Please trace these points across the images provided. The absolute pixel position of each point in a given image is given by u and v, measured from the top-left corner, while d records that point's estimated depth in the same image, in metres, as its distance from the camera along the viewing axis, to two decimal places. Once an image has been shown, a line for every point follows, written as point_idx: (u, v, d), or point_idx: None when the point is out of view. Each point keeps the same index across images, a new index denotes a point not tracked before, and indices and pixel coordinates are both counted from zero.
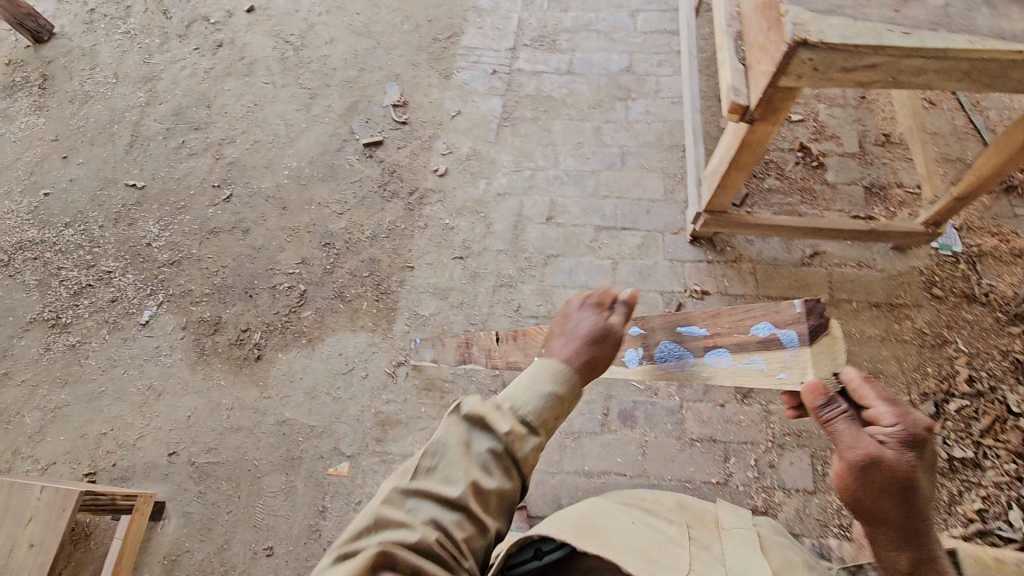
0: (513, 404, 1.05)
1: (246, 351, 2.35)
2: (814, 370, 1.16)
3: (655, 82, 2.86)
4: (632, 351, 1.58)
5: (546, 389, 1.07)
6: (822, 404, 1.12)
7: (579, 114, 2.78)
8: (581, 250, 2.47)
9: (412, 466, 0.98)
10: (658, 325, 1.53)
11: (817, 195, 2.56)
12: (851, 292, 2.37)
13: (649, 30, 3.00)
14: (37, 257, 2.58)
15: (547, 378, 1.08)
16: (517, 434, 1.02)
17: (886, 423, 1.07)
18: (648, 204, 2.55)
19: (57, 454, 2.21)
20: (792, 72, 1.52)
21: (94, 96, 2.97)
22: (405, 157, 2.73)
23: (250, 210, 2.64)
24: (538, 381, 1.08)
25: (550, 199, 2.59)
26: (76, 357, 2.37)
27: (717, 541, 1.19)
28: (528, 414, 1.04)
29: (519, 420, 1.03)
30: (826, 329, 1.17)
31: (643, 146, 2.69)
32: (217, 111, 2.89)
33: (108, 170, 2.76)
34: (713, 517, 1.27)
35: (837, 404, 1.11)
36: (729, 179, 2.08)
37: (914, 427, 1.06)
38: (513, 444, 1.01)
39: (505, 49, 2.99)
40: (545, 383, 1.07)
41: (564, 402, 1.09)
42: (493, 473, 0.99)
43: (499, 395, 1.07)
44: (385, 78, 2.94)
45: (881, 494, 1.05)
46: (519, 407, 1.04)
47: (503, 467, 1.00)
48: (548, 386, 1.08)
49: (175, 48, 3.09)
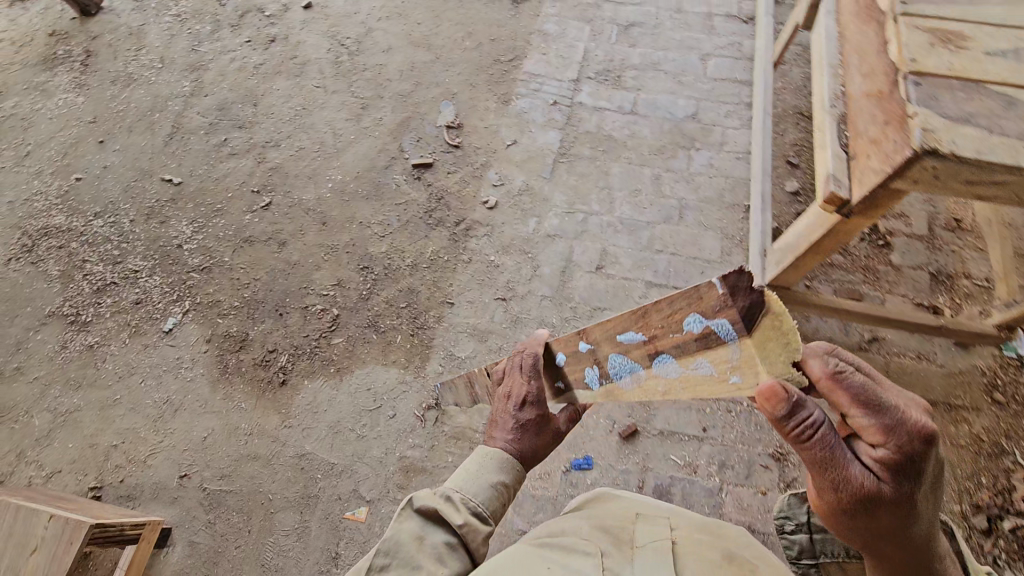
0: (462, 495, 1.15)
1: (271, 373, 2.24)
2: (766, 368, 0.91)
3: (721, 133, 2.73)
4: (590, 371, 1.25)
5: (491, 482, 1.17)
6: (782, 413, 0.89)
7: (640, 159, 2.66)
8: (630, 307, 2.35)
9: (364, 567, 1.06)
10: (599, 337, 1.21)
11: (879, 276, 2.40)
12: (907, 385, 2.20)
13: (720, 76, 2.87)
14: (62, 245, 2.47)
15: (494, 470, 1.19)
16: (470, 525, 1.12)
17: (871, 434, 0.90)
18: (704, 265, 2.43)
19: (62, 462, 2.10)
20: (910, 176, 1.40)
21: (138, 79, 2.85)
22: (454, 183, 2.61)
23: (288, 221, 2.53)
24: (485, 473, 1.18)
25: (601, 247, 2.47)
26: (94, 359, 2.26)
27: (630, 554, 1.09)
28: (476, 506, 1.14)
29: (467, 509, 1.13)
30: (764, 305, 0.91)
31: (703, 201, 2.56)
32: (263, 110, 2.78)
33: (145, 161, 2.65)
34: (630, 529, 1.18)
35: (799, 413, 0.89)
36: (803, 261, 1.94)
37: (914, 441, 0.88)
38: (465, 536, 1.11)
39: (568, 80, 2.87)
40: (490, 472, 1.18)
41: (509, 488, 1.20)
42: (447, 566, 1.07)
43: (449, 487, 1.18)
44: (441, 96, 2.82)
45: (860, 516, 0.94)
46: (468, 497, 1.15)
47: (459, 553, 1.10)
48: (492, 475, 1.19)
49: (226, 38, 2.97)
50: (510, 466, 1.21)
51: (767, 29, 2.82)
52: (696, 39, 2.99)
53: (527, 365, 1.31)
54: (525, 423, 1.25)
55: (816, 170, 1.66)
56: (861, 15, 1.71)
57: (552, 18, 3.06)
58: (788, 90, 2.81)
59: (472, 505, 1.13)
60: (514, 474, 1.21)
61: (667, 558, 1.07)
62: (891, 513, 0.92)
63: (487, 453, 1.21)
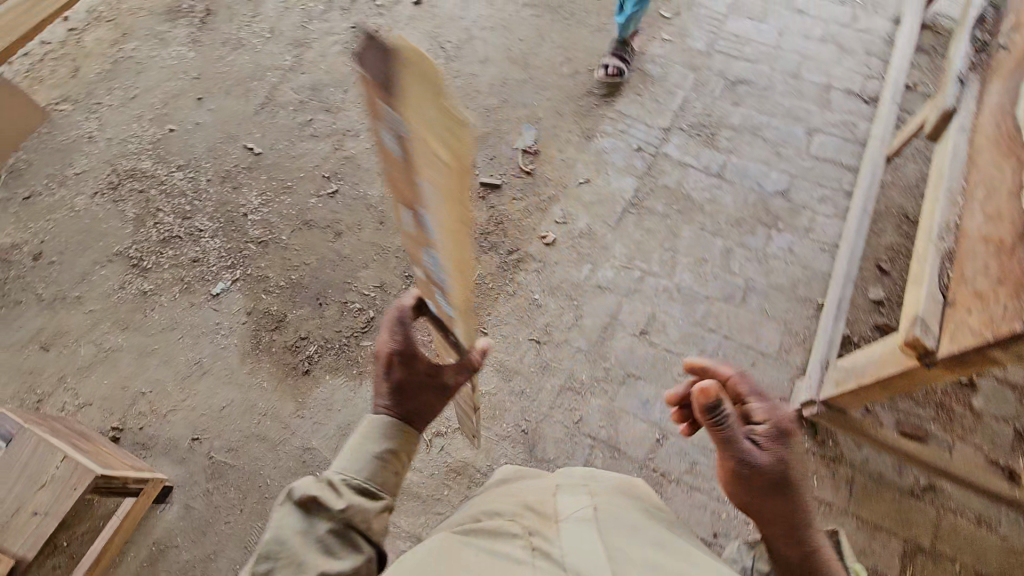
0: (343, 475, 1.12)
1: (298, 360, 2.28)
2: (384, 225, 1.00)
3: (809, 218, 2.53)
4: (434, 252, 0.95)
5: (373, 452, 1.16)
6: (709, 402, 1.11)
7: (714, 227, 2.51)
8: (666, 383, 2.22)
9: None
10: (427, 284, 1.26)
11: (954, 418, 2.14)
12: (956, 548, 1.96)
13: (823, 156, 2.66)
14: (142, 191, 2.60)
15: (377, 439, 1.17)
16: (353, 503, 1.08)
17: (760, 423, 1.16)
18: (756, 357, 2.27)
19: (94, 396, 2.22)
20: (1014, 350, 1.21)
21: (246, 44, 2.97)
22: (517, 211, 2.56)
23: (349, 213, 2.56)
24: (367, 443, 1.16)
25: (651, 311, 2.35)
26: (144, 305, 2.38)
27: (554, 527, 1.01)
28: (359, 482, 1.12)
29: (352, 487, 1.10)
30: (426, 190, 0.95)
31: (772, 287, 2.39)
32: (352, 98, 2.82)
33: (233, 126, 2.75)
34: (551, 502, 1.11)
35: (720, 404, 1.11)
36: (866, 392, 1.76)
37: (789, 430, 1.16)
38: (350, 517, 1.06)
39: (658, 128, 2.75)
40: (372, 442, 1.17)
41: (399, 454, 1.18)
42: (337, 553, 1.03)
43: (326, 476, 1.13)
44: (525, 118, 2.78)
45: (768, 506, 1.08)
46: (348, 476, 1.12)
47: (345, 531, 1.05)
48: (376, 445, 1.17)
49: (335, 20, 3.04)
50: (395, 430, 1.19)
51: (889, 114, 2.55)
52: (806, 110, 2.78)
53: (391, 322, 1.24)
54: (410, 370, 1.22)
55: (904, 306, 1.49)
56: (1000, 142, 1.49)
57: (657, 59, 2.94)
58: (897, 187, 2.57)
59: (353, 483, 1.11)
60: (403, 435, 1.19)
61: (590, 527, 1.00)
62: (793, 502, 1.09)
63: (369, 422, 1.18)
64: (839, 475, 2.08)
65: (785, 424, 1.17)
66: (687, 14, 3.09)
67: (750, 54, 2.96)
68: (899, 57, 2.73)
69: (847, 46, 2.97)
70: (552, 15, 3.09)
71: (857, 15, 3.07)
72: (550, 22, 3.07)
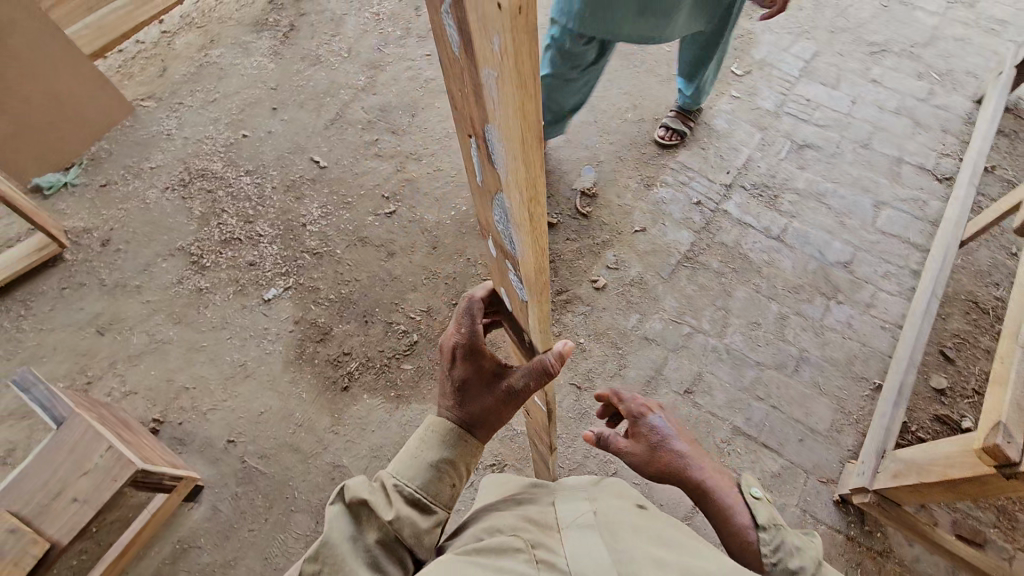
0: (395, 481, 1.09)
1: (338, 374, 2.29)
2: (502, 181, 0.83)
3: (871, 293, 2.45)
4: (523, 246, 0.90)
5: (429, 460, 1.12)
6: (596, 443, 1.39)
7: (770, 291, 2.45)
8: (707, 447, 2.15)
9: None
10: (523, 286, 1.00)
11: (1015, 525, 2.00)
12: None
13: (889, 231, 2.60)
14: (211, 190, 2.69)
15: (435, 447, 1.13)
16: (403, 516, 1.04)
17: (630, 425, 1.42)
18: (804, 432, 2.18)
19: (140, 386, 2.27)
20: None
21: (324, 61, 3.08)
22: (570, 252, 2.55)
23: (404, 235, 2.59)
24: (424, 451, 1.12)
25: (697, 370, 2.29)
26: (198, 302, 2.44)
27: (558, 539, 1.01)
28: (412, 491, 1.08)
29: (403, 497, 1.07)
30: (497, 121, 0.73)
31: (826, 360, 2.31)
32: (419, 123, 2.90)
33: (303, 138, 2.84)
34: (552, 513, 1.09)
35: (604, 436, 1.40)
36: (928, 490, 1.66)
37: (647, 416, 1.41)
38: (400, 528, 1.03)
39: (720, 184, 2.73)
40: (431, 451, 1.12)
41: (455, 468, 1.13)
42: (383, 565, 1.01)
43: (381, 477, 1.11)
44: (586, 160, 2.80)
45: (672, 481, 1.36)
46: (400, 483, 1.09)
47: (396, 544, 1.03)
48: (434, 454, 1.12)
49: (410, 46, 3.14)
50: (452, 435, 1.14)
51: (966, 197, 2.47)
52: (874, 181, 2.73)
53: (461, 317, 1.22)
54: (477, 369, 1.17)
55: (984, 408, 1.41)
56: None
57: (724, 115, 2.94)
58: (966, 271, 2.48)
59: (404, 492, 1.08)
60: (461, 445, 1.14)
61: (593, 535, 1.01)
62: (677, 472, 1.34)
63: (430, 425, 1.15)
64: (885, 569, 1.96)
65: (643, 415, 1.41)
66: (758, 73, 3.09)
67: (819, 119, 2.94)
68: (980, 138, 2.65)
69: (921, 121, 2.91)
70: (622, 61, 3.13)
71: (934, 90, 3.02)
72: (620, 68, 3.10)
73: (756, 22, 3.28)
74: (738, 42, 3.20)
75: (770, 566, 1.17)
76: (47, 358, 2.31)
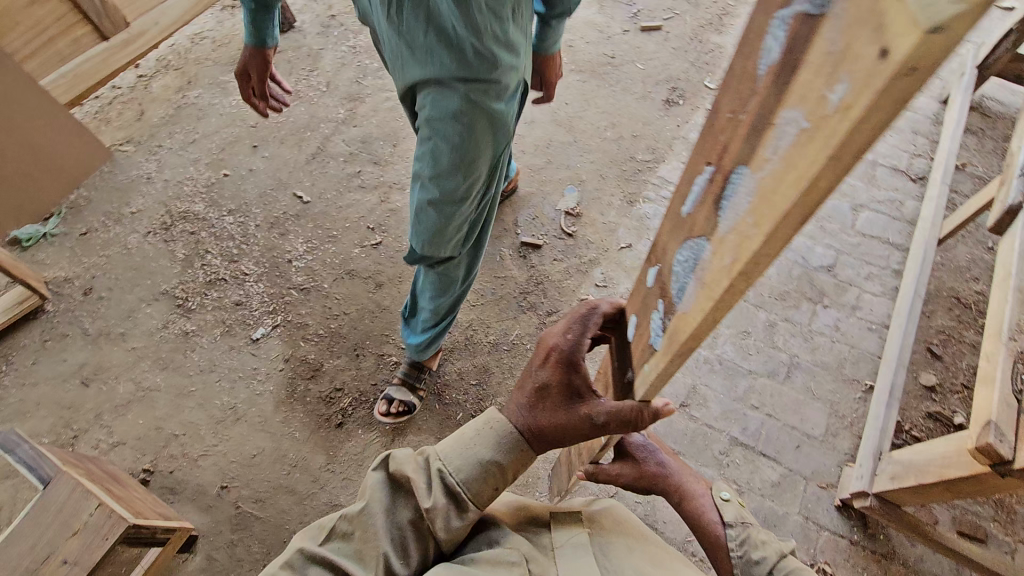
0: (443, 466, 1.06)
1: (331, 411, 2.26)
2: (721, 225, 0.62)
3: (856, 295, 2.49)
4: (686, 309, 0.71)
5: (481, 457, 1.06)
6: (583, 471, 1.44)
7: (757, 299, 2.48)
8: (706, 459, 2.14)
9: (326, 529, 1.01)
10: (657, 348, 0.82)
11: (1014, 518, 2.01)
12: None
13: (869, 233, 2.65)
14: (194, 232, 2.67)
15: (491, 446, 1.07)
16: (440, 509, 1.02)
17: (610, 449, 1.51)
18: (801, 439, 2.18)
19: (128, 436, 2.22)
20: None
21: (303, 97, 3.10)
22: (557, 272, 2.57)
23: (392, 265, 2.59)
24: (479, 445, 1.07)
25: (691, 383, 2.30)
26: (185, 346, 2.40)
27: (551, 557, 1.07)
28: (455, 483, 1.04)
29: (443, 487, 1.04)
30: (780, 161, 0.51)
31: (817, 365, 2.33)
32: (401, 153, 2.92)
33: (285, 173, 2.84)
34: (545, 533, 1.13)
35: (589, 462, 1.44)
36: (926, 491, 1.66)
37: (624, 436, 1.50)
38: (431, 518, 1.02)
39: None
40: (484, 449, 1.07)
41: (504, 474, 1.07)
42: (409, 546, 1.01)
43: (432, 453, 1.09)
44: (569, 180, 2.83)
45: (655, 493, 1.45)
46: (447, 470, 1.05)
47: (426, 531, 1.03)
48: (486, 451, 1.07)
49: (388, 77, 3.17)
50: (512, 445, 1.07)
51: (939, 195, 2.51)
52: (851, 185, 2.79)
53: (580, 321, 1.05)
54: (566, 383, 1.05)
55: (974, 406, 1.42)
56: None
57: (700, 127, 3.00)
58: (947, 268, 2.52)
59: (448, 481, 1.04)
60: (518, 453, 1.07)
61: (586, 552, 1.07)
62: (660, 483, 1.44)
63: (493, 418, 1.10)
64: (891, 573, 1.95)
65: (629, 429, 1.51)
66: None
67: None
68: (949, 137, 2.71)
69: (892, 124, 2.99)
70: (598, 81, 3.18)
71: None
72: (596, 87, 3.15)
73: (726, 36, 3.36)
74: (710, 57, 3.27)
75: (736, 560, 1.31)
76: (32, 413, 2.26)
